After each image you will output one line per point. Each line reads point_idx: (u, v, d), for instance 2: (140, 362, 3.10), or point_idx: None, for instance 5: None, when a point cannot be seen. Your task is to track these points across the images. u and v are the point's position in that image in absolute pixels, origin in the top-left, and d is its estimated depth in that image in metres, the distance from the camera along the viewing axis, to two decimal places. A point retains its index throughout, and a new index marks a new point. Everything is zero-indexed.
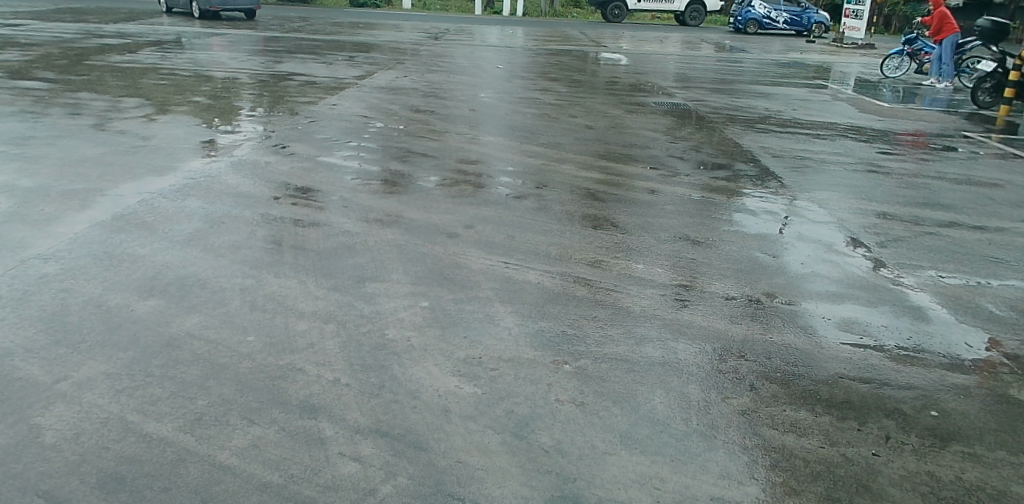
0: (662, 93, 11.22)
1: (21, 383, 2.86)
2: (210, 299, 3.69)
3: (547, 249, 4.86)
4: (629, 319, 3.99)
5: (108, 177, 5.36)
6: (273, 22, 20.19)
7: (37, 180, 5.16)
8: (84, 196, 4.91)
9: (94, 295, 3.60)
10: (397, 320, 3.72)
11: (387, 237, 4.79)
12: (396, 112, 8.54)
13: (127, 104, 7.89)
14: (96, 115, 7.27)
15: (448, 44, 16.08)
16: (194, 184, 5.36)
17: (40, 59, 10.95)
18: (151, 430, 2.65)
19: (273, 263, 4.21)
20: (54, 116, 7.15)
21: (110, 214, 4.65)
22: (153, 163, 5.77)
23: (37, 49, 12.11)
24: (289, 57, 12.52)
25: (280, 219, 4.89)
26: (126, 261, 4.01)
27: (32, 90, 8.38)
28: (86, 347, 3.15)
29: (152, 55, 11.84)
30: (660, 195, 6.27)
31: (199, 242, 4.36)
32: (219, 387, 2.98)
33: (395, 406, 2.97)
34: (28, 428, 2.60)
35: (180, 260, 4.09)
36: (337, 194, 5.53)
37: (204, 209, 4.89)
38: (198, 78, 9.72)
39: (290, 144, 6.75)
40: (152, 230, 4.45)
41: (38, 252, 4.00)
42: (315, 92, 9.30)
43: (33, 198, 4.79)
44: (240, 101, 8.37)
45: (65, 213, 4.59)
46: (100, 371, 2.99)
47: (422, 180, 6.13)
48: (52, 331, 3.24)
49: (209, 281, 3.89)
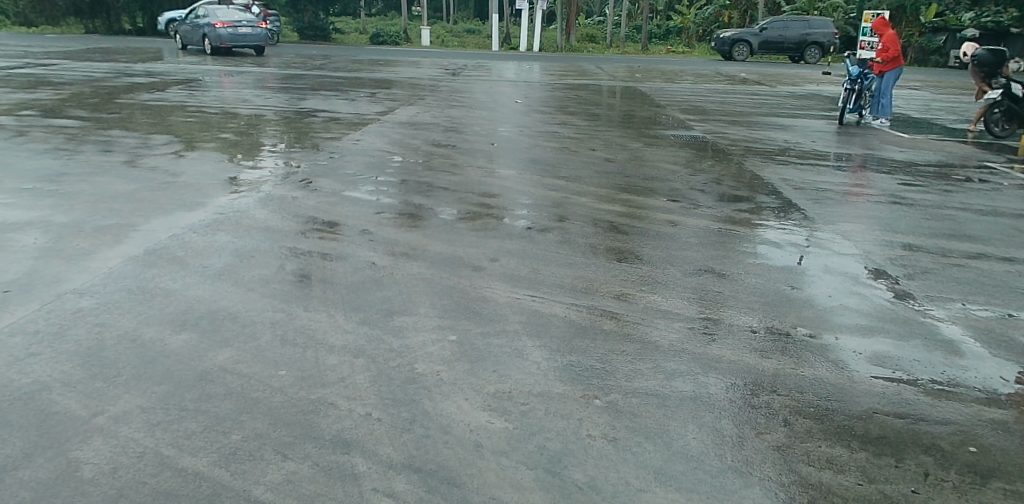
0: (680, 126, 11.29)
1: (59, 416, 2.89)
2: (241, 333, 3.72)
3: (570, 281, 4.88)
4: (658, 353, 3.96)
5: (140, 212, 5.46)
6: (297, 61, 20.66)
7: (72, 215, 5.26)
8: (117, 231, 5.00)
9: (129, 328, 3.65)
10: (425, 354, 3.73)
11: (413, 270, 4.82)
12: (418, 146, 8.66)
13: (157, 141, 8.06)
14: (127, 152, 7.42)
15: (468, 80, 16.28)
16: (223, 218, 5.44)
17: (73, 98, 11.24)
18: (186, 465, 2.65)
19: (302, 296, 4.24)
20: (88, 153, 7.31)
21: (142, 249, 4.72)
22: (183, 199, 5.87)
23: (69, 87, 12.45)
24: (313, 94, 12.80)
25: (308, 253, 4.94)
26: (159, 295, 4.06)
27: (67, 128, 8.61)
28: (121, 381, 3.18)
29: (181, 94, 12.13)
30: (682, 227, 6.27)
31: (230, 276, 4.42)
32: (253, 421, 2.99)
33: (428, 441, 2.96)
34: (66, 462, 2.62)
35: (212, 295, 4.13)
36: (362, 227, 5.59)
37: (233, 244, 4.95)
38: (226, 116, 9.93)
39: (316, 179, 6.83)
40: (184, 264, 4.51)
41: (73, 286, 4.07)
42: (338, 128, 9.46)
43: (68, 233, 4.88)
44: (266, 138, 8.53)
45: (99, 248, 4.66)
46: (136, 405, 3.01)
47: (445, 213, 6.18)
48: (89, 365, 3.27)
49: (241, 314, 3.93)
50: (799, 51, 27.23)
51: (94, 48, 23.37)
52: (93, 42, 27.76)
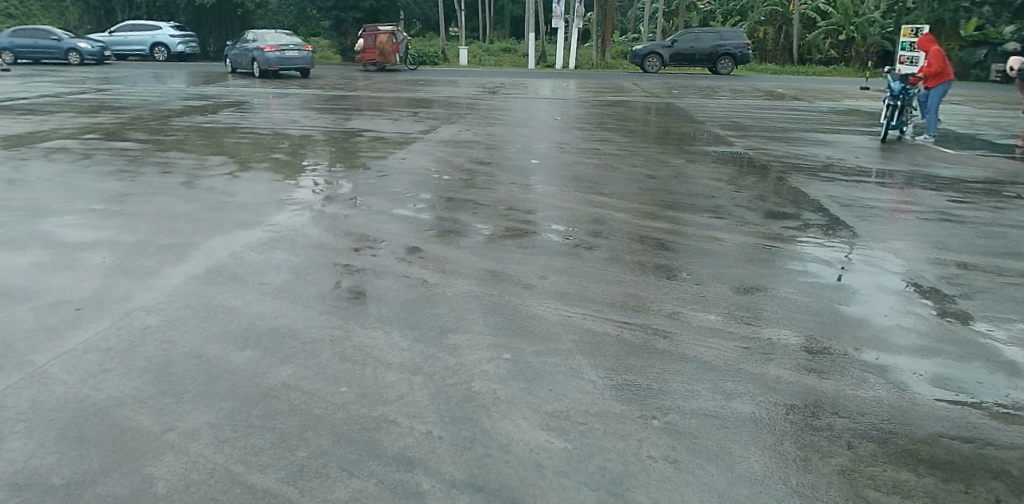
0: (720, 142, 11.23)
1: (133, 432, 2.96)
2: (301, 350, 3.78)
3: (619, 300, 4.86)
4: (713, 373, 3.91)
5: (199, 231, 5.61)
6: (338, 82, 21.10)
7: (135, 235, 5.43)
8: (178, 250, 5.14)
9: (194, 345, 3.73)
10: (481, 372, 3.74)
11: (464, 288, 4.85)
12: (460, 164, 8.75)
13: (212, 162, 8.29)
14: (184, 173, 7.65)
15: (505, 98, 16.43)
16: (277, 237, 5.56)
17: (130, 121, 11.64)
18: (256, 482, 2.69)
19: (358, 313, 4.30)
20: (148, 174, 7.55)
21: (203, 267, 4.84)
22: (238, 218, 6.01)
23: (125, 111, 12.91)
24: (356, 114, 13.06)
25: (360, 270, 5.01)
26: (222, 312, 4.15)
27: (126, 150, 8.92)
28: (190, 397, 3.25)
29: (231, 115, 12.48)
30: (729, 244, 6.21)
31: (287, 293, 4.50)
32: (317, 438, 3.03)
33: (489, 460, 2.96)
34: (142, 477, 2.67)
35: (271, 312, 4.21)
36: (412, 245, 5.65)
37: (289, 261, 5.05)
38: (275, 136, 10.17)
39: (364, 198, 6.94)
40: (243, 282, 4.61)
41: (140, 304, 4.19)
42: (383, 147, 9.62)
43: (132, 252, 5.04)
44: (314, 157, 8.71)
45: (162, 266, 4.80)
46: (205, 422, 3.08)
47: (491, 230, 6.22)
48: (158, 381, 3.36)
49: (300, 331, 4.00)
50: (710, 62, 27.24)
51: (146, 73, 24.16)
52: (155, 65, 28.66)
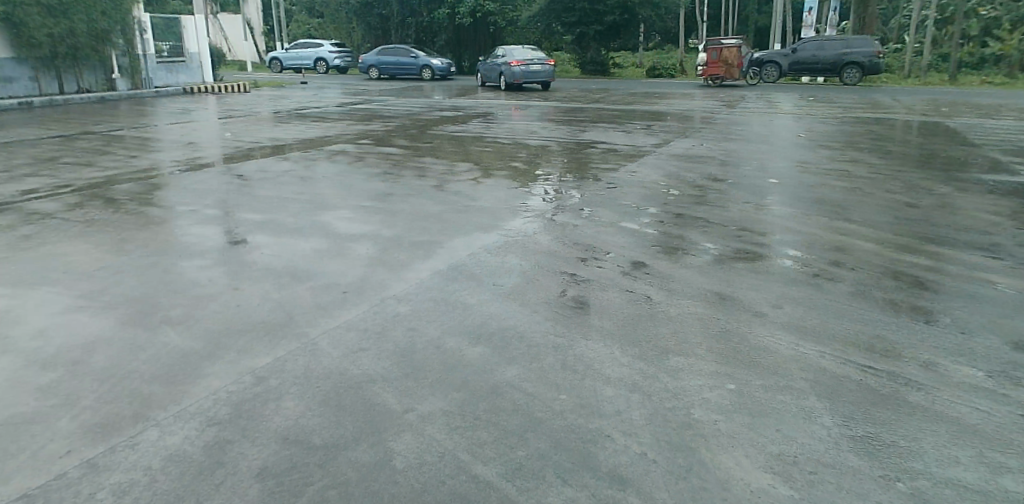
0: (1005, 168, 9.57)
1: (380, 407, 3.32)
2: (527, 353, 3.97)
3: (864, 341, 4.36)
4: (981, 440, 3.34)
5: (446, 231, 6.15)
6: (574, 94, 21.77)
7: (393, 230, 6.12)
8: (427, 246, 5.69)
9: (434, 336, 4.10)
10: (702, 400, 3.59)
11: (688, 309, 4.72)
12: (692, 180, 8.52)
13: (460, 168, 9.04)
14: (437, 177, 8.44)
15: (743, 112, 15.67)
16: (511, 242, 5.89)
17: (396, 128, 13.15)
18: (479, 473, 2.87)
19: (580, 323, 4.39)
20: (407, 176, 8.47)
21: (447, 264, 5.31)
22: (478, 221, 6.48)
23: (393, 119, 14.62)
24: (591, 126, 13.36)
25: (586, 280, 5.11)
26: (459, 308, 4.51)
27: (391, 154, 10.08)
28: (428, 383, 3.58)
29: (478, 125, 13.51)
30: (1008, 289, 5.26)
31: (517, 296, 4.76)
32: (536, 441, 3.14)
33: (705, 494, 2.83)
34: (384, 449, 2.99)
35: (502, 312, 4.47)
36: (637, 259, 5.63)
37: (520, 266, 5.33)
38: (516, 146, 10.79)
39: (593, 209, 7.08)
40: (479, 282, 4.96)
41: (393, 292, 4.70)
42: (615, 159, 9.72)
43: (390, 245, 5.69)
44: (549, 167, 9.08)
45: (413, 260, 5.35)
46: (438, 408, 3.36)
47: (720, 251, 5.96)
48: (403, 365, 3.74)
49: (527, 334, 4.19)
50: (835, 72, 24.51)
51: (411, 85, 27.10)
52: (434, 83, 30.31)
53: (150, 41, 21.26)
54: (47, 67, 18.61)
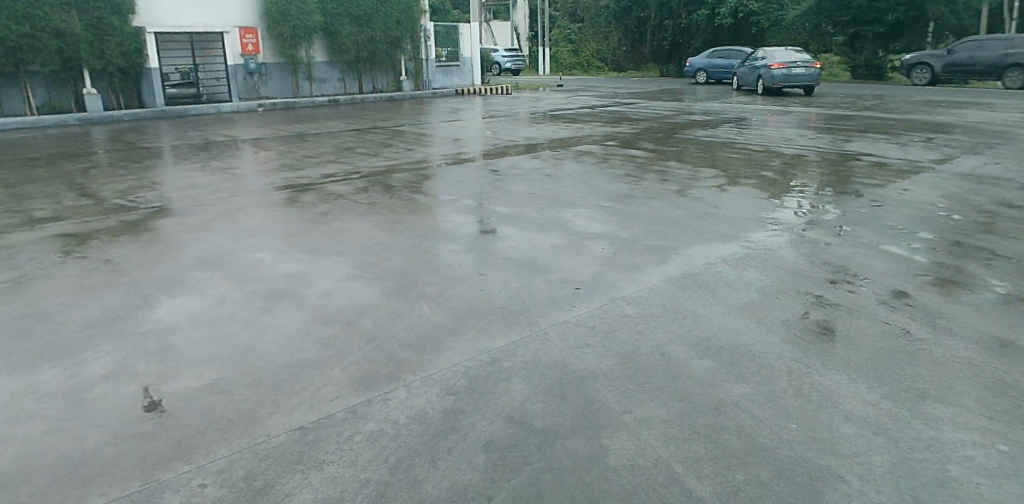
0: None
1: (599, 404, 3.38)
2: (757, 374, 3.75)
3: None
4: None
5: (682, 237, 6.05)
6: (843, 101, 19.78)
7: (631, 232, 6.18)
8: (662, 251, 5.66)
9: (660, 343, 4.07)
10: (965, 458, 3.03)
11: (958, 352, 4.06)
12: (982, 204, 7.27)
13: (704, 174, 8.77)
14: (679, 182, 8.29)
15: None
16: (752, 255, 5.60)
17: (642, 131, 13.16)
18: (692, 488, 2.77)
19: (821, 351, 4.03)
20: (649, 180, 8.44)
21: (680, 271, 5.23)
22: (718, 231, 6.24)
23: (640, 122, 14.65)
24: (858, 136, 12.05)
25: (832, 305, 4.67)
26: (689, 317, 4.43)
27: (635, 157, 10.12)
28: (649, 388, 3.56)
29: (728, 131, 12.96)
30: None
31: (752, 312, 4.52)
32: (757, 467, 2.93)
33: None
34: (600, 445, 3.03)
35: (733, 328, 4.29)
36: (898, 288, 4.99)
37: (759, 281, 5.05)
38: (768, 154, 10.15)
39: (850, 228, 6.41)
40: (713, 293, 4.82)
41: (623, 294, 4.77)
42: (884, 174, 8.66)
43: (626, 247, 5.75)
44: (804, 179, 8.39)
45: (647, 264, 5.36)
46: (657, 415, 3.32)
47: (1011, 289, 5.02)
48: (626, 366, 3.77)
49: (758, 355, 3.97)
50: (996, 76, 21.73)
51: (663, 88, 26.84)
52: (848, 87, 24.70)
53: (431, 47, 23.85)
54: (351, 70, 21.85)
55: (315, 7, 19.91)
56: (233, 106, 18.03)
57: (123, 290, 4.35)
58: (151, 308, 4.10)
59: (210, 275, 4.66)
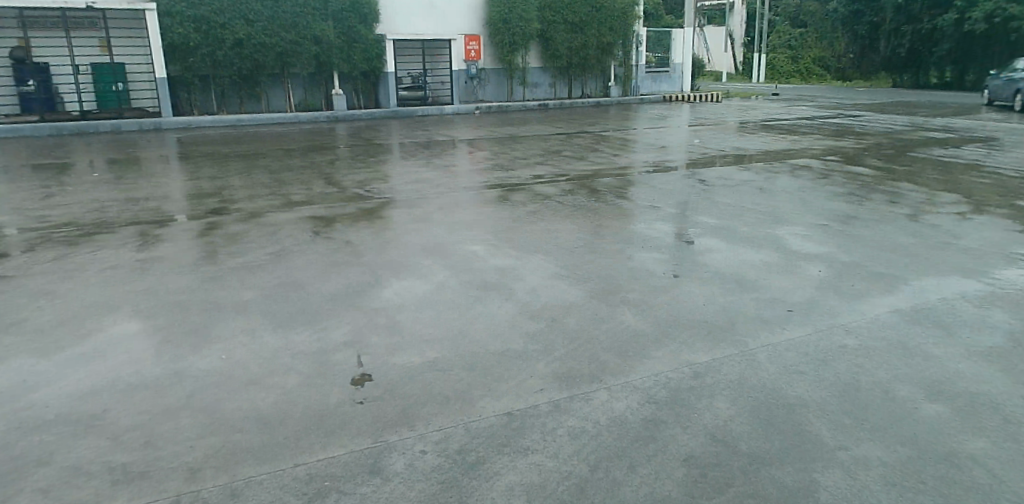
0: None
1: (810, 436, 3.15)
2: (1004, 428, 3.25)
3: None
4: None
5: (914, 267, 5.43)
6: None
7: (852, 256, 5.68)
8: (889, 281, 5.13)
9: (883, 379, 3.69)
10: None
11: None
12: None
13: (943, 199, 7.78)
14: (911, 206, 7.44)
15: None
16: (1002, 294, 4.87)
17: (869, 147, 11.98)
18: None
19: None
20: (875, 201, 7.68)
21: (910, 304, 4.71)
22: (960, 263, 5.51)
23: (867, 138, 13.34)
24: None
25: None
26: (920, 356, 3.97)
27: (859, 175, 9.25)
28: (868, 426, 3.25)
29: (977, 152, 11.34)
30: None
31: (1001, 359, 3.94)
32: None
33: None
34: (809, 479, 2.83)
35: (975, 373, 3.77)
36: None
37: (1011, 324, 4.38)
38: None
39: None
40: (950, 332, 4.27)
41: (841, 322, 4.40)
42: None
43: (846, 272, 5.30)
44: None
45: (870, 292, 4.90)
46: (876, 456, 3.01)
47: None
48: (842, 399, 3.48)
49: (1007, 406, 3.44)
50: None
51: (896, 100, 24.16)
52: None
53: (643, 53, 23.72)
54: (563, 75, 22.50)
55: (534, 14, 20.68)
56: (454, 109, 19.42)
57: (359, 269, 4.90)
58: (382, 287, 4.57)
59: (430, 262, 5.08)
